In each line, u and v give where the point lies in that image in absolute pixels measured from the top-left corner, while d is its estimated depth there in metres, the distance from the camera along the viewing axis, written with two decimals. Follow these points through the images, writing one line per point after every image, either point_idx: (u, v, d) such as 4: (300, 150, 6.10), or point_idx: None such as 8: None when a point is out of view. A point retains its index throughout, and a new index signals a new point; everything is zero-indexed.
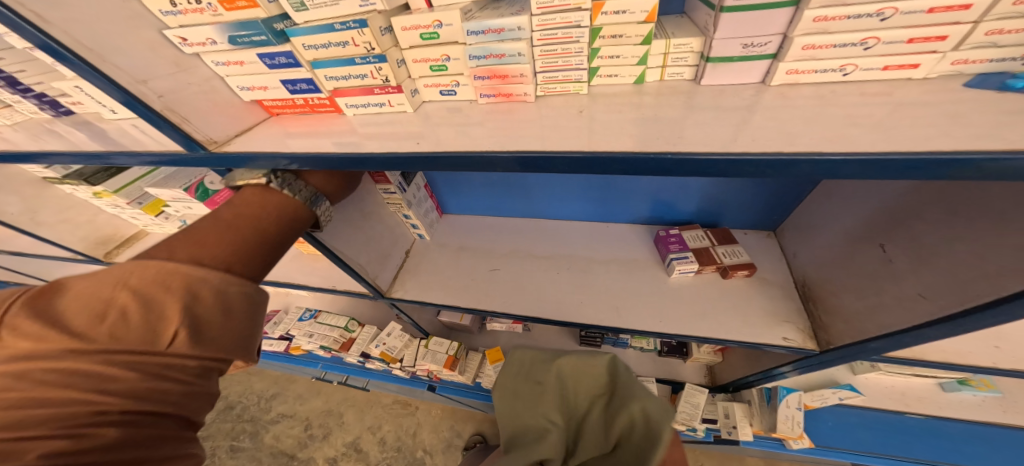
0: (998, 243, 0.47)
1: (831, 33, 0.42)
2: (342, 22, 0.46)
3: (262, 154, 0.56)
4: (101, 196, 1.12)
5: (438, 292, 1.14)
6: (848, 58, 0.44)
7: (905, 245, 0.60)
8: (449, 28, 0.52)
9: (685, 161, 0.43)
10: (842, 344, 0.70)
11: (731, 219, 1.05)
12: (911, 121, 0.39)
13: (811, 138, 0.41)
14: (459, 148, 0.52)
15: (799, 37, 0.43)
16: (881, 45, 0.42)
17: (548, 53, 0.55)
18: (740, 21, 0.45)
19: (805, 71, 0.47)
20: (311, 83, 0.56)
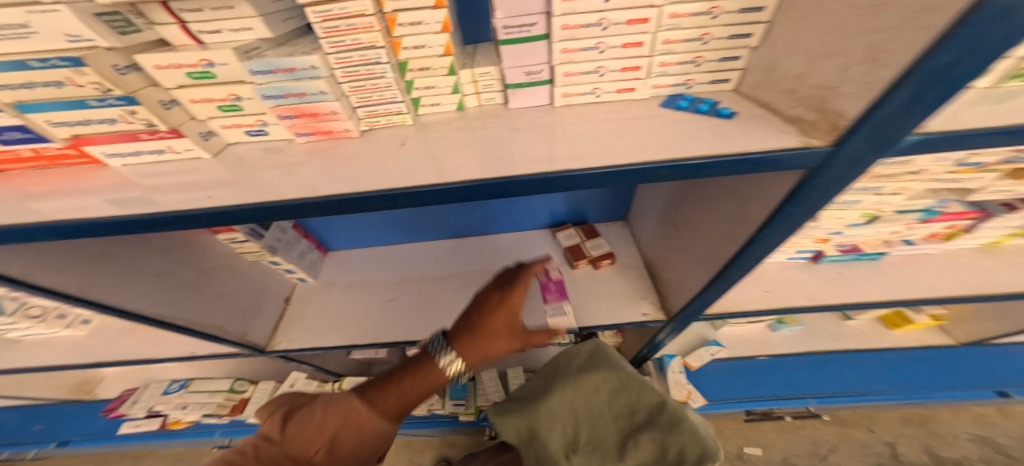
0: (730, 214, 0.58)
1: (576, 61, 0.48)
2: (43, 58, 0.38)
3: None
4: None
5: (330, 335, 1.05)
6: (593, 83, 0.50)
7: (688, 224, 0.71)
8: (224, 67, 0.46)
9: (482, 187, 0.46)
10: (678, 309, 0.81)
11: (595, 215, 1.15)
12: (641, 132, 0.48)
13: (573, 154, 0.47)
14: (252, 198, 0.48)
15: (558, 66, 0.48)
16: (608, 72, 0.48)
17: (357, 89, 0.53)
18: (515, 52, 0.48)
19: (574, 94, 0.52)
20: (28, 131, 0.45)
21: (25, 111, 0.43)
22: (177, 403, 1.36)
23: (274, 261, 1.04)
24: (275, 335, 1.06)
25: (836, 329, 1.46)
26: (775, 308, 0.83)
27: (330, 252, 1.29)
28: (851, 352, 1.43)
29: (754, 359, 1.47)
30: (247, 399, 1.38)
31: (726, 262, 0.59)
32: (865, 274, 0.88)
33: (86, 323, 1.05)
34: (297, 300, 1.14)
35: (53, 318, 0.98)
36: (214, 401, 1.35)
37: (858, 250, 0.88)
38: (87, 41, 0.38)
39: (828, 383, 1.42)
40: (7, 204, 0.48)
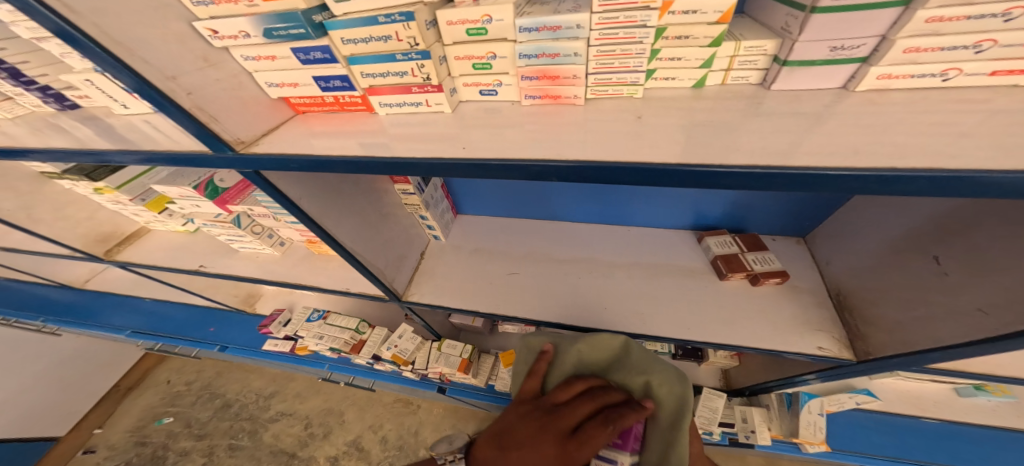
0: None
1: (940, 35, 0.38)
2: (386, 14, 0.45)
3: (296, 157, 0.54)
4: (104, 191, 1.14)
5: (453, 297, 1.11)
6: (954, 62, 0.40)
7: (962, 256, 0.57)
8: (500, 24, 0.47)
9: (768, 176, 0.40)
10: (882, 355, 0.68)
11: (757, 225, 1.02)
12: (1001, 129, 0.37)
13: (894, 146, 0.38)
14: (505, 156, 0.48)
15: (901, 39, 0.39)
16: (997, 48, 0.38)
17: (603, 56, 0.50)
18: (832, 21, 0.40)
19: (900, 75, 0.43)
20: (346, 80, 0.55)
21: (353, 63, 0.52)
22: (317, 332, 1.55)
23: (424, 216, 1.12)
24: (409, 285, 1.16)
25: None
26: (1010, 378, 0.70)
27: (459, 215, 1.36)
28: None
29: (917, 420, 1.27)
30: (366, 341, 1.54)
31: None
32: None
33: (282, 245, 1.27)
34: (431, 257, 1.23)
35: (267, 237, 1.19)
36: (342, 337, 1.51)
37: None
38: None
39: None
40: (305, 139, 0.59)
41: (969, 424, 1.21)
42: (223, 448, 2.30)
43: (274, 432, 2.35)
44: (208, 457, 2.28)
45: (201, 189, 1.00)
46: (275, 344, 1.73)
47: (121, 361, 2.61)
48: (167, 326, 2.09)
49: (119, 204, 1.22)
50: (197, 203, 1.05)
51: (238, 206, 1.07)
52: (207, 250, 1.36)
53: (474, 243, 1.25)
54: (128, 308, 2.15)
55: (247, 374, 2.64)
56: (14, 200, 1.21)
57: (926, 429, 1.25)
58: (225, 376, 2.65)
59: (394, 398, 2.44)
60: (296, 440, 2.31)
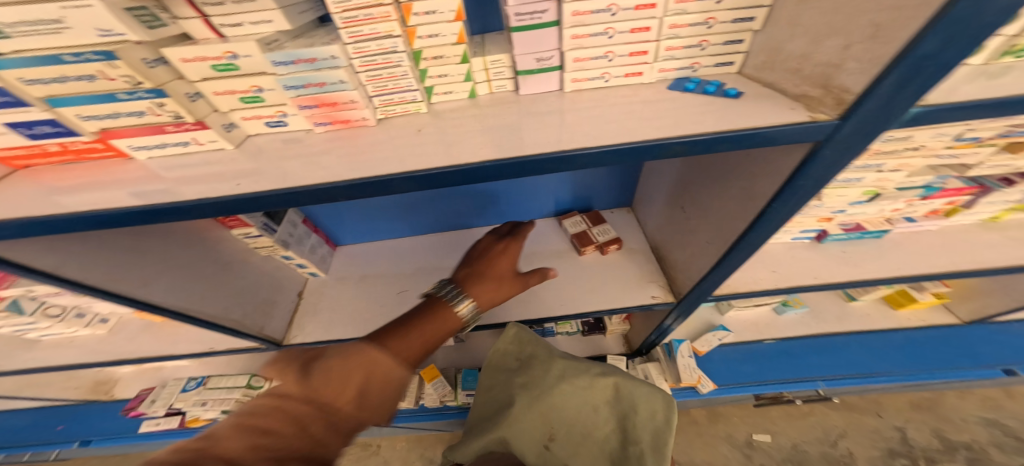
0: (728, 188, 0.63)
1: (585, 47, 0.50)
2: (76, 52, 0.40)
3: (13, 222, 0.46)
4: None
5: (345, 327, 1.07)
6: (602, 69, 0.53)
7: (693, 204, 0.75)
8: (249, 59, 0.47)
9: (503, 167, 0.48)
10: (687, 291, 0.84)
11: (598, 202, 1.17)
12: (644, 117, 0.49)
13: (585, 135, 0.49)
14: (276, 184, 0.50)
15: (568, 51, 0.51)
16: (618, 57, 0.51)
17: (374, 78, 0.52)
18: (526, 39, 0.50)
19: (582, 79, 0.55)
20: (59, 126, 0.48)
21: (56, 105, 0.45)
22: (196, 400, 1.36)
23: (286, 256, 1.04)
24: (289, 329, 1.08)
25: (840, 310, 1.53)
26: (782, 288, 0.86)
27: (338, 247, 1.30)
28: (855, 333, 1.49)
29: (760, 343, 1.53)
30: None
31: (735, 239, 0.62)
32: (867, 252, 0.90)
33: (106, 321, 1.06)
34: (310, 294, 1.16)
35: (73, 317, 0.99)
36: (233, 397, 1.35)
37: (864, 228, 0.90)
38: (118, 36, 0.40)
39: (836, 365, 1.46)
40: (39, 196, 0.50)
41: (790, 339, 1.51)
42: None
43: None
44: None
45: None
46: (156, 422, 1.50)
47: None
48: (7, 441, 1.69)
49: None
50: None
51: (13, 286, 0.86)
52: None
53: (357, 270, 1.22)
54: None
55: None
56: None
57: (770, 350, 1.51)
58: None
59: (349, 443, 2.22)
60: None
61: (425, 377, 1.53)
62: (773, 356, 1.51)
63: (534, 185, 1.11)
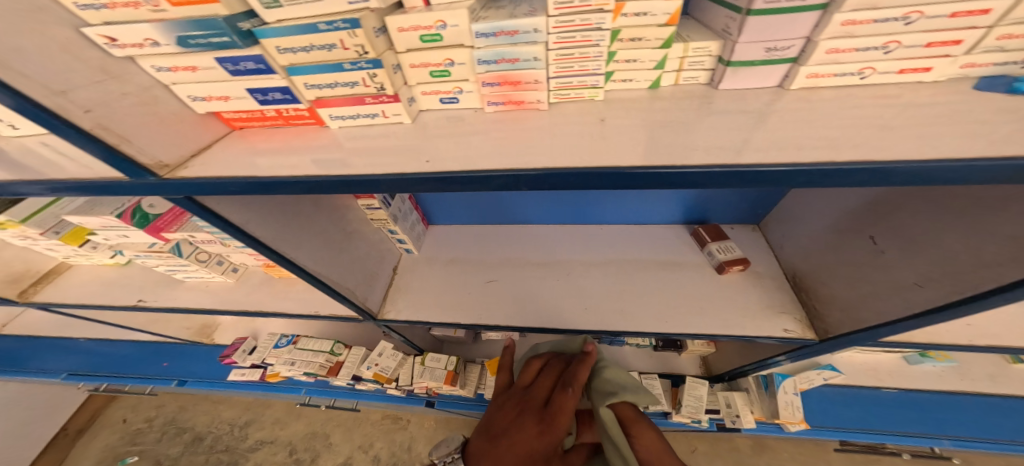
0: (983, 225, 0.49)
1: (855, 36, 0.41)
2: (329, 21, 0.43)
3: (242, 182, 0.50)
4: (4, 226, 0.98)
5: (433, 310, 1.08)
6: (868, 62, 0.43)
7: (895, 236, 0.62)
8: (455, 29, 0.45)
9: (740, 174, 0.40)
10: (842, 333, 0.71)
11: (716, 215, 1.05)
12: (930, 126, 0.39)
13: (854, 144, 0.39)
14: (467, 165, 0.47)
15: (823, 41, 0.42)
16: (901, 49, 0.42)
17: (563, 58, 0.47)
18: (765, 23, 0.42)
19: (825, 74, 0.46)
20: (287, 92, 0.51)
21: (293, 73, 0.49)
22: (285, 358, 1.43)
23: (393, 230, 1.11)
24: (384, 303, 1.12)
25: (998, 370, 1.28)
26: (973, 347, 0.70)
27: (431, 225, 1.33)
28: (1006, 398, 1.25)
29: (878, 391, 1.34)
30: (343, 362, 1.46)
31: (968, 295, 0.49)
32: None
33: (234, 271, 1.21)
34: (404, 272, 1.20)
35: (215, 264, 1.13)
36: (316, 360, 1.41)
37: None
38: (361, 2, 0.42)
39: (970, 428, 1.25)
40: (249, 157, 0.55)
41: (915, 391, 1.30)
42: None
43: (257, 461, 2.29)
44: None
45: (128, 217, 0.89)
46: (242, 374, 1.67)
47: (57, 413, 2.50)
48: (114, 367, 1.90)
49: (26, 238, 1.05)
50: (123, 233, 0.93)
51: (176, 233, 0.98)
52: (144, 284, 1.21)
53: (448, 253, 1.23)
54: (58, 349, 1.96)
55: (212, 405, 2.54)
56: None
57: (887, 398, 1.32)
58: (189, 409, 2.56)
59: (382, 415, 2.41)
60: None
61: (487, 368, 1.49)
62: (886, 405, 1.33)
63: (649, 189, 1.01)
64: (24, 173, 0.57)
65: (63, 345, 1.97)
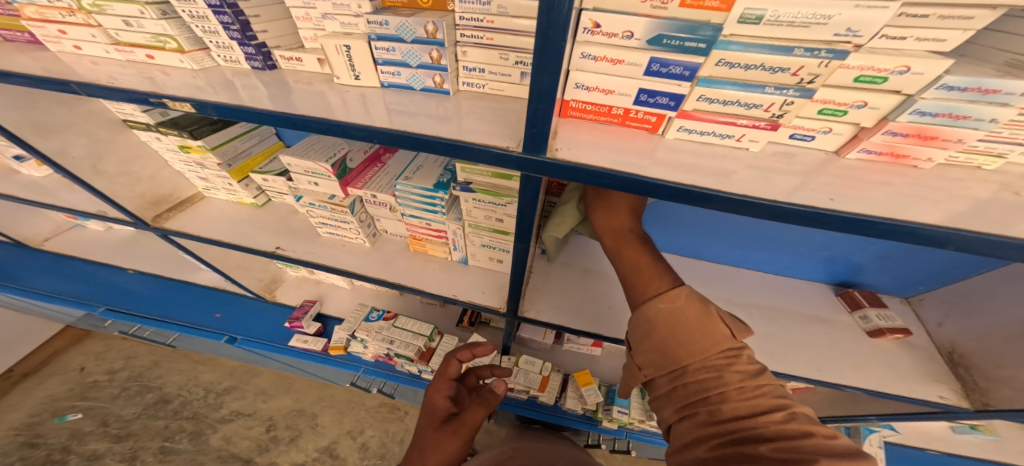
0: None
1: None
2: (812, 48, 0.45)
3: (620, 177, 0.56)
4: (189, 150, 0.97)
5: (573, 317, 1.10)
6: None
7: None
8: (914, 77, 0.44)
9: None
10: (1007, 408, 0.77)
11: (861, 280, 1.13)
12: None
13: None
14: (896, 215, 0.47)
15: None
16: None
17: (1009, 123, 0.46)
18: None
19: None
20: (677, 99, 0.56)
21: (701, 84, 0.53)
22: (385, 336, 1.42)
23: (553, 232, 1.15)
24: (523, 300, 1.14)
25: None
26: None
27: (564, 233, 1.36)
28: None
29: (923, 452, 1.46)
30: (435, 350, 1.44)
31: None
32: None
33: (374, 236, 1.18)
34: (539, 272, 1.23)
35: (366, 226, 1.07)
36: (417, 344, 1.41)
37: None
38: (854, 36, 0.43)
39: None
40: (594, 151, 0.59)
41: (956, 455, 1.43)
42: (152, 451, 2.06)
43: (225, 434, 2.16)
44: (134, 459, 2.03)
45: (335, 168, 0.89)
46: (302, 341, 1.55)
47: (30, 342, 2.30)
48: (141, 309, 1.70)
49: (191, 164, 1.03)
50: (318, 181, 0.92)
51: (359, 189, 0.95)
52: (276, 231, 1.12)
53: (583, 263, 1.27)
54: (82, 276, 1.75)
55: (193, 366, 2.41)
56: (83, 145, 0.97)
57: (929, 458, 1.44)
58: (163, 367, 2.40)
59: (379, 402, 2.36)
60: (254, 444, 2.12)
61: (578, 380, 1.55)
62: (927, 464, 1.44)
63: (817, 246, 1.08)
64: (382, 124, 0.60)
65: (81, 269, 1.76)
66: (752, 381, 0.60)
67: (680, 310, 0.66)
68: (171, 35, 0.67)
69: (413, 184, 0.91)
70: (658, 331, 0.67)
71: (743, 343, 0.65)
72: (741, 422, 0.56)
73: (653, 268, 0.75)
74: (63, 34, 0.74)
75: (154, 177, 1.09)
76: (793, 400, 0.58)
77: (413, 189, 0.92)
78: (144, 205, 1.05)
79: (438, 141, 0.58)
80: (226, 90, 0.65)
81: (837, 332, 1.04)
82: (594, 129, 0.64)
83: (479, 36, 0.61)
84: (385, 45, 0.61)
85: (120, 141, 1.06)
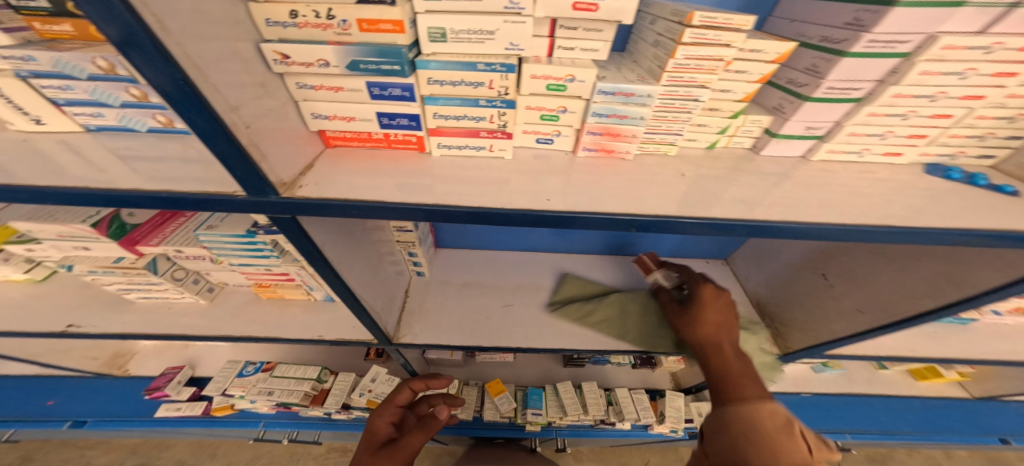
0: (912, 272, 0.71)
1: (870, 124, 0.56)
2: (489, 62, 0.47)
3: (367, 205, 0.53)
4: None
5: (453, 334, 1.07)
6: (868, 144, 0.59)
7: (841, 273, 0.84)
8: (580, 84, 0.48)
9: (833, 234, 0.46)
10: (803, 348, 0.89)
11: (699, 250, 1.23)
12: (907, 194, 0.54)
13: (891, 211, 0.50)
14: (593, 207, 0.49)
15: (848, 126, 0.56)
16: (893, 137, 0.57)
17: (656, 118, 0.51)
18: (816, 109, 0.54)
19: (840, 151, 0.60)
20: (415, 119, 0.56)
21: (429, 102, 0.54)
22: (262, 388, 1.28)
23: (413, 252, 1.11)
24: (399, 327, 1.09)
25: (870, 375, 1.67)
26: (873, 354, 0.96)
27: (438, 249, 1.33)
28: (884, 397, 1.60)
29: (799, 396, 1.62)
30: (329, 390, 1.35)
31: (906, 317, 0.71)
32: (941, 334, 1.05)
33: (212, 290, 1.04)
34: (415, 293, 1.18)
35: (193, 283, 0.90)
36: (301, 389, 1.29)
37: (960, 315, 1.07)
38: (520, 51, 0.46)
39: (860, 420, 1.54)
40: (361, 179, 0.58)
41: (822, 395, 1.60)
42: None
43: None
44: None
45: (103, 227, 0.70)
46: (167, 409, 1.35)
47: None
48: None
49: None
50: (84, 245, 0.74)
51: (156, 246, 0.77)
52: (71, 302, 0.94)
53: (459, 277, 1.23)
54: None
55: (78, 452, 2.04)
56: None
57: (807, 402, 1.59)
58: (37, 461, 2.02)
59: (326, 447, 2.17)
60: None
61: (490, 391, 1.55)
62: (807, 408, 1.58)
63: None
64: (51, 181, 0.50)
65: None
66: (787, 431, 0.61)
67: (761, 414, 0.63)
68: None
69: (221, 233, 0.79)
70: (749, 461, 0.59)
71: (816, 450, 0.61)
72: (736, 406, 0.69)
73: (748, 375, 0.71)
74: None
75: None
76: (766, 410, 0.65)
77: (223, 238, 0.80)
78: None
79: (139, 195, 0.50)
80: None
81: None
82: (362, 156, 0.62)
83: None
84: (52, 83, 0.51)
85: None
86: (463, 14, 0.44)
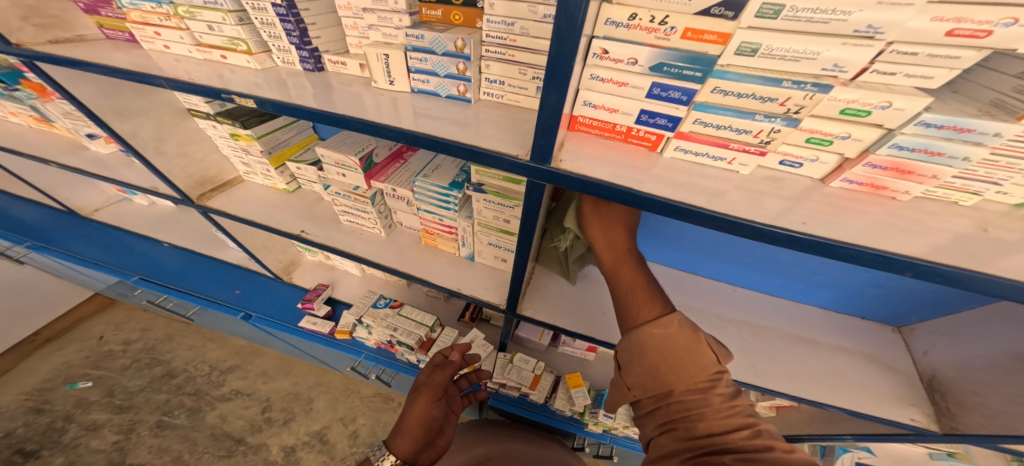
0: None
1: None
2: (799, 81, 0.51)
3: (621, 189, 0.60)
4: (238, 137, 1.10)
5: (568, 319, 1.13)
6: None
7: None
8: (893, 111, 0.49)
9: None
10: (973, 433, 0.80)
11: (856, 307, 1.15)
12: None
13: None
14: (857, 240, 0.52)
15: None
16: None
17: (983, 162, 0.51)
18: None
19: None
20: (675, 121, 0.61)
21: (698, 108, 0.59)
22: (388, 323, 1.47)
23: None
24: (522, 299, 1.17)
25: None
26: None
27: None
28: None
29: None
30: (434, 340, 1.48)
31: None
32: None
33: (389, 227, 1.25)
34: (540, 274, 1.26)
35: (384, 217, 1.17)
36: (418, 333, 1.45)
37: None
38: (839, 71, 0.49)
39: None
40: (599, 165, 0.65)
41: None
42: (150, 424, 2.12)
43: (222, 413, 2.21)
44: (130, 432, 2.11)
45: (361, 162, 1.02)
46: (310, 322, 1.59)
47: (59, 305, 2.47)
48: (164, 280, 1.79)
49: (238, 151, 1.17)
50: (345, 172, 1.06)
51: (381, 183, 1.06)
52: (300, 216, 1.21)
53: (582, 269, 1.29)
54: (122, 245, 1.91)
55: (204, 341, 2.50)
56: (150, 128, 1.08)
57: None
58: (175, 341, 2.51)
59: (374, 391, 2.39)
60: (248, 424, 2.18)
61: (568, 382, 1.57)
62: None
63: (812, 270, 1.11)
64: (409, 126, 0.69)
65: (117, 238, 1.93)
66: (730, 402, 0.60)
67: (672, 336, 0.64)
68: (245, 39, 0.82)
69: (431, 182, 0.99)
70: (648, 351, 0.65)
71: (727, 369, 0.64)
72: (714, 441, 0.57)
73: (646, 288, 0.73)
74: (158, 35, 0.90)
75: (203, 160, 1.20)
76: (762, 419, 0.58)
77: (430, 186, 1.01)
78: (191, 184, 1.15)
79: (456, 146, 0.66)
80: (281, 89, 0.79)
81: (830, 358, 1.06)
82: (598, 143, 0.69)
83: (501, 52, 0.72)
84: (418, 55, 0.75)
85: (182, 127, 1.16)
86: (792, 36, 0.48)
